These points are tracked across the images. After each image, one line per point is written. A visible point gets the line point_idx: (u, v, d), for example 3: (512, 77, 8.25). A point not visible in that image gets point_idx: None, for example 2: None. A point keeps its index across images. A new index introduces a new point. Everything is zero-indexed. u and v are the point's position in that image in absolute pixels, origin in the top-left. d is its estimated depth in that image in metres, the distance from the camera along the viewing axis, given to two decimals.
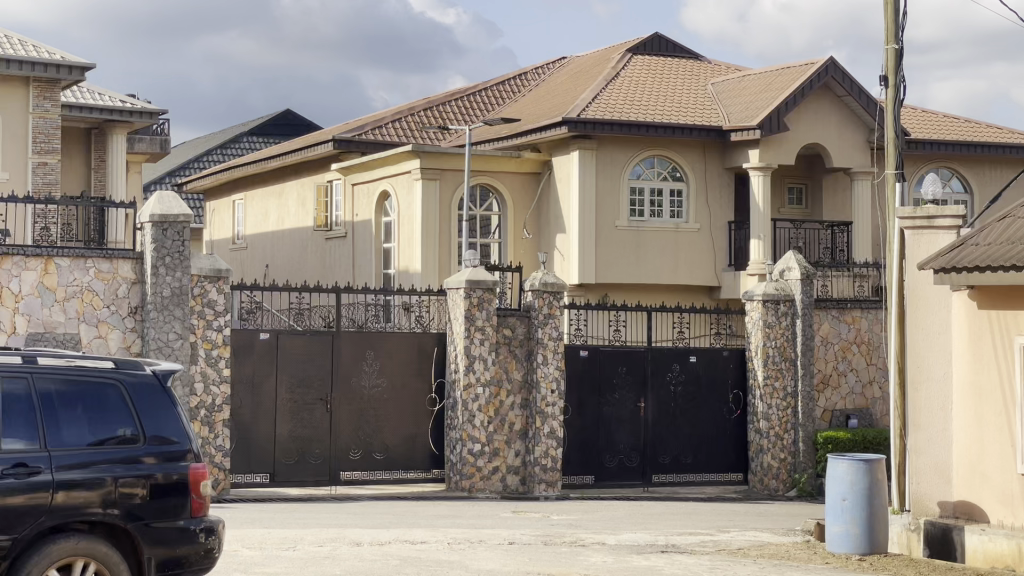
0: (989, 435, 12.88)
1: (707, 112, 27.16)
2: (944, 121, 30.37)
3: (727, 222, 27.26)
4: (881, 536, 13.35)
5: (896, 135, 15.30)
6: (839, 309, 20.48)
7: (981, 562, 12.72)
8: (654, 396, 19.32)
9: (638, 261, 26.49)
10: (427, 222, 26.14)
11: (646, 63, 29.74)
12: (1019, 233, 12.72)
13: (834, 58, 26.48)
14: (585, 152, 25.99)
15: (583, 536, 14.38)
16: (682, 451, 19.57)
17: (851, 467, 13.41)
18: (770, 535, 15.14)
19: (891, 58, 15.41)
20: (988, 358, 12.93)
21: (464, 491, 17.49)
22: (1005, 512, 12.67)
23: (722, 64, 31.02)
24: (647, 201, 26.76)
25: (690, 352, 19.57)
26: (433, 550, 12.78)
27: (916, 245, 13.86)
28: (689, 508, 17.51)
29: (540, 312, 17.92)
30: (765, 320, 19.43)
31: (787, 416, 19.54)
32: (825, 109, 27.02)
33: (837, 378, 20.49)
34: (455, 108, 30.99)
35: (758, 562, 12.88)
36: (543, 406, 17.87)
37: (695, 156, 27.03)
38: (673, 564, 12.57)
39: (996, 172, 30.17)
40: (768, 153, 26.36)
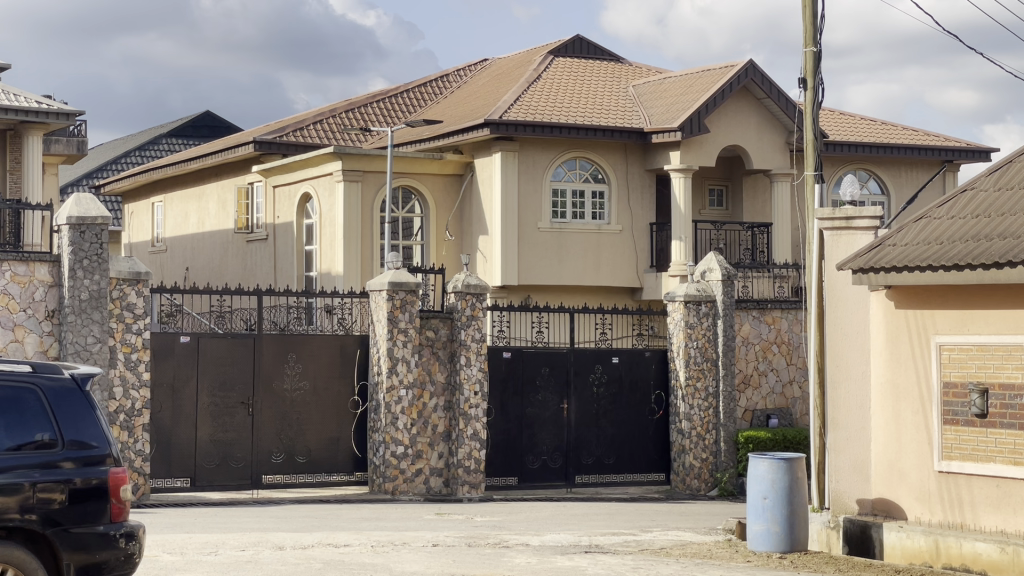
0: (907, 433, 13.08)
1: (629, 114, 27.30)
2: (860, 123, 30.75)
3: (648, 224, 27.43)
4: (800, 533, 13.49)
5: (815, 136, 15.46)
6: (759, 310, 20.69)
7: (899, 559, 12.90)
8: (577, 397, 19.38)
9: (560, 262, 26.56)
10: (350, 225, 26.03)
11: (567, 65, 29.83)
12: (937, 233, 12.91)
13: (754, 60, 26.67)
14: (507, 154, 26.02)
15: (507, 537, 14.40)
16: (605, 451, 19.64)
17: (772, 466, 13.56)
18: (691, 534, 15.27)
19: (809, 61, 15.60)
20: (905, 358, 13.11)
21: (388, 493, 17.43)
22: (922, 509, 12.87)
23: (643, 66, 31.24)
24: (569, 203, 26.84)
25: (613, 353, 19.65)
26: (356, 553, 12.75)
27: (835, 246, 14.08)
28: (612, 509, 17.61)
29: (463, 314, 17.91)
30: (686, 321, 19.54)
31: (708, 416, 19.66)
32: (745, 111, 27.24)
33: (758, 377, 20.66)
34: (377, 110, 30.90)
35: (680, 562, 12.97)
36: (465, 407, 17.86)
37: (616, 157, 27.17)
38: (595, 564, 12.64)
39: (912, 174, 30.63)
40: (689, 154, 26.55)
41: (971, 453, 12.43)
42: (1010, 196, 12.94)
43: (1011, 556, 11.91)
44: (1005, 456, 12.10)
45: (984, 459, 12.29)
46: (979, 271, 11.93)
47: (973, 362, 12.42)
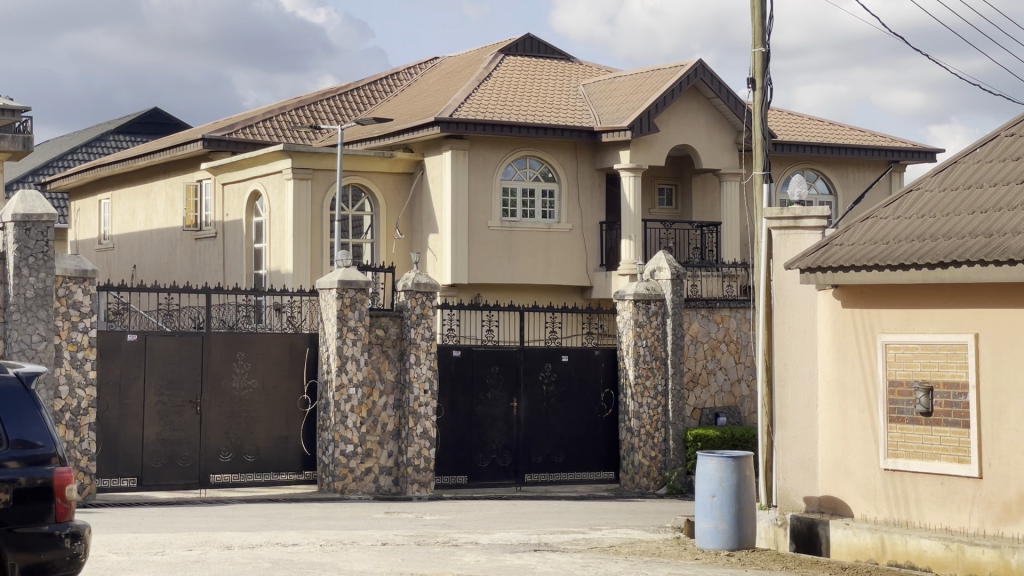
0: (853, 431, 13.18)
1: (579, 113, 27.35)
2: (808, 123, 30.96)
3: (598, 223, 27.50)
4: (748, 531, 13.57)
5: (763, 136, 15.56)
6: (707, 309, 20.79)
7: (845, 555, 12.99)
8: (526, 396, 19.42)
9: (510, 260, 26.57)
10: (299, 223, 25.94)
11: (518, 64, 29.84)
12: (883, 233, 13.03)
13: (703, 60, 26.80)
14: (456, 152, 26.00)
15: (455, 536, 14.39)
16: (554, 450, 19.67)
17: (720, 464, 13.63)
18: (640, 532, 15.34)
19: (757, 62, 15.70)
20: (852, 356, 13.22)
21: (337, 492, 17.37)
22: (868, 506, 12.97)
23: (593, 65, 31.31)
24: (519, 201, 26.86)
25: (562, 351, 19.69)
26: (305, 552, 12.72)
27: (783, 245, 14.18)
28: (561, 507, 17.63)
29: (413, 312, 17.89)
30: (635, 320, 19.56)
31: (657, 414, 19.71)
32: (695, 111, 27.36)
33: (706, 376, 20.76)
34: (326, 108, 30.79)
35: (629, 560, 13.02)
36: (415, 406, 17.81)
37: (567, 156, 27.21)
38: (545, 563, 12.65)
39: (859, 174, 30.88)
40: (639, 154, 26.64)
41: (916, 451, 12.54)
42: (955, 196, 13.06)
43: (955, 553, 12.03)
44: (950, 453, 12.24)
45: (930, 457, 12.42)
46: (924, 271, 12.06)
47: (919, 361, 12.54)
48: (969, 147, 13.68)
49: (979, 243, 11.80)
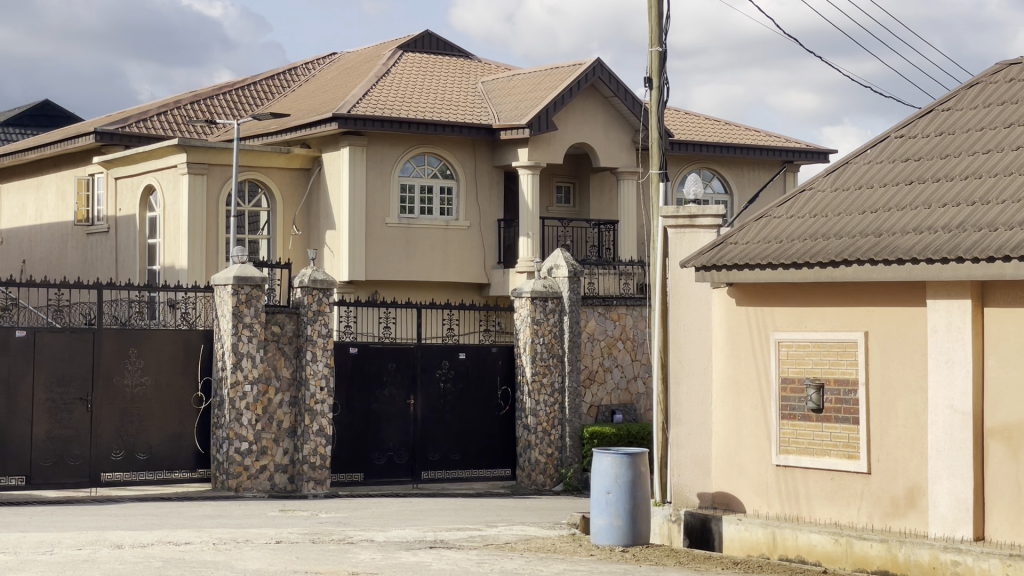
0: (746, 427, 13.35)
1: (477, 110, 27.36)
2: (704, 122, 31.26)
3: (496, 220, 27.54)
4: (642, 527, 13.69)
5: (660, 135, 15.69)
6: (604, 306, 20.93)
7: (737, 551, 13.13)
8: (423, 393, 19.41)
9: (407, 258, 26.51)
10: (194, 219, 25.67)
11: (416, 60, 29.76)
12: (777, 232, 13.20)
13: (601, 59, 26.98)
14: (354, 148, 25.89)
15: (351, 533, 14.33)
16: (451, 447, 19.66)
17: (616, 461, 13.64)
18: (536, 528, 15.39)
19: (654, 61, 15.82)
20: (746, 355, 13.37)
21: (231, 490, 17.22)
22: (760, 502, 13.15)
23: (491, 63, 31.34)
24: (417, 198, 26.78)
25: (459, 348, 19.72)
26: (197, 551, 12.59)
27: (679, 243, 14.29)
28: (458, 503, 17.65)
29: (310, 309, 17.77)
30: (533, 317, 19.56)
31: (554, 411, 19.74)
32: (593, 109, 27.52)
33: (603, 373, 20.89)
34: (222, 103, 30.49)
35: (524, 556, 13.05)
36: (311, 403, 17.69)
37: (465, 154, 27.19)
38: (441, 560, 12.64)
39: (753, 174, 31.25)
40: (537, 152, 26.71)
41: (807, 448, 12.73)
42: (846, 196, 13.26)
43: (844, 547, 12.14)
44: (840, 449, 12.46)
45: (820, 453, 12.62)
46: (816, 270, 12.24)
47: (811, 358, 12.73)
48: (860, 147, 13.90)
49: (868, 243, 12.00)
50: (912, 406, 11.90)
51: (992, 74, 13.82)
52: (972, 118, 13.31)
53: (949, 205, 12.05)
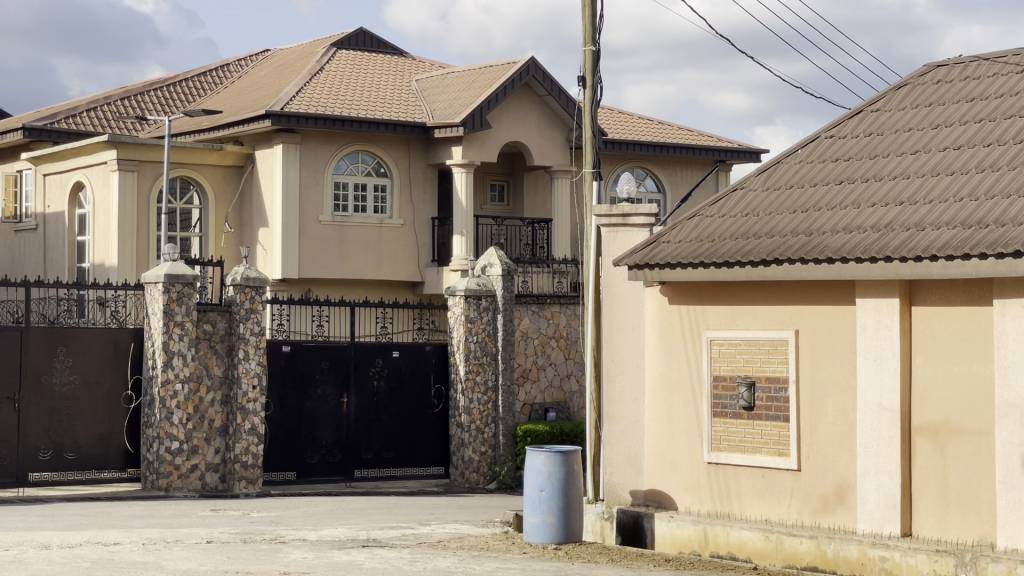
0: (678, 426, 13.43)
1: (411, 108, 27.31)
2: (638, 122, 31.40)
3: (430, 218, 27.52)
4: (575, 525, 13.73)
5: (593, 134, 15.74)
6: (538, 305, 20.96)
7: (669, 548, 13.17)
8: (356, 391, 19.39)
9: (341, 256, 26.41)
10: (125, 217, 25.40)
11: (350, 58, 29.66)
12: (708, 230, 13.29)
13: (535, 58, 27.02)
14: (287, 146, 25.77)
15: (283, 533, 14.27)
16: (384, 445, 19.64)
17: (549, 459, 13.70)
18: (469, 527, 15.38)
19: (588, 60, 15.86)
20: (678, 354, 13.45)
21: (161, 490, 17.06)
22: (692, 499, 13.23)
23: (425, 61, 31.29)
24: (350, 196, 26.68)
25: (392, 346, 19.72)
26: (127, 551, 12.50)
27: (612, 242, 14.34)
28: (390, 502, 17.61)
29: (242, 307, 17.68)
30: (466, 315, 19.57)
31: (487, 409, 19.75)
32: (527, 108, 27.56)
33: (536, 371, 20.93)
34: (153, 99, 30.23)
35: (456, 555, 13.05)
36: (243, 402, 17.59)
37: (399, 152, 27.13)
38: (373, 558, 12.61)
39: (686, 173, 31.43)
40: (471, 150, 26.71)
41: (738, 445, 12.82)
42: (776, 196, 13.37)
43: (774, 544, 12.23)
44: (770, 447, 12.57)
45: (751, 450, 12.72)
46: (746, 269, 12.33)
47: (742, 356, 12.83)
48: (790, 148, 14.03)
49: (798, 242, 12.10)
50: (841, 403, 12.03)
51: (919, 76, 14.00)
52: (899, 119, 13.47)
53: (877, 204, 12.18)
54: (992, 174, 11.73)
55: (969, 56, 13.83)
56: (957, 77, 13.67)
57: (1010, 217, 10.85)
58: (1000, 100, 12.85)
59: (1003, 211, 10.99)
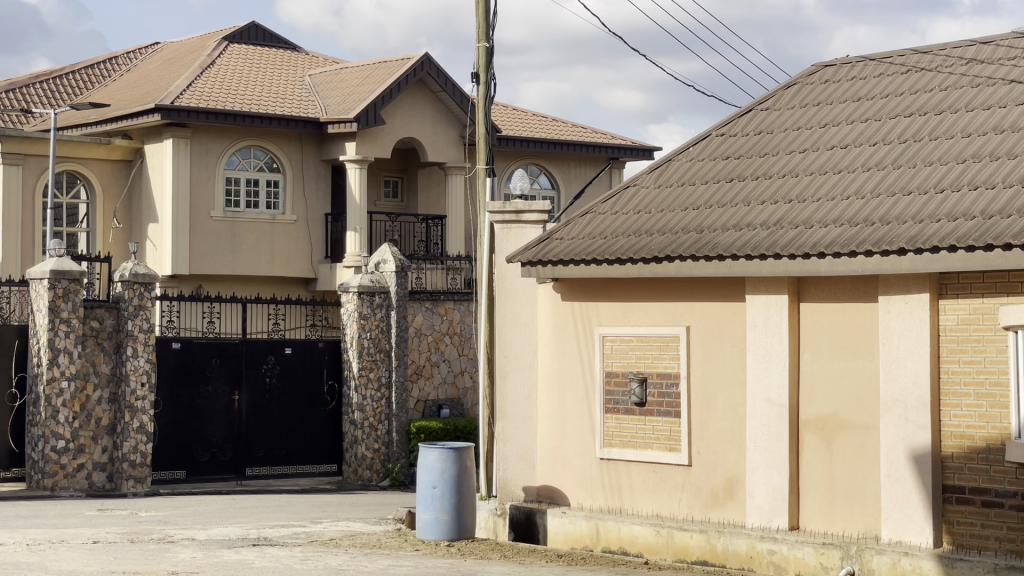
0: (570, 421, 13.49)
1: (304, 104, 27.10)
2: (531, 118, 31.46)
3: (323, 214, 27.35)
4: (467, 521, 13.71)
5: (485, 131, 15.74)
6: (431, 301, 20.91)
7: (561, 543, 13.20)
8: (248, 389, 19.21)
9: (233, 252, 26.14)
10: (9, 211, 24.93)
11: (242, 52, 29.36)
12: (600, 227, 13.35)
13: (429, 54, 26.96)
14: (178, 140, 25.41)
15: (172, 532, 14.08)
16: (275, 444, 19.50)
17: (442, 456, 13.65)
18: (361, 524, 15.30)
19: (481, 57, 15.86)
20: (570, 350, 13.50)
21: (46, 490, 16.73)
22: (584, 495, 13.28)
23: (318, 56, 31.08)
24: (242, 192, 26.41)
25: (284, 343, 19.57)
26: (10, 552, 12.25)
27: (505, 239, 14.35)
28: (280, 500, 17.45)
29: (130, 304, 17.39)
30: (359, 312, 19.47)
31: (380, 406, 19.58)
32: (421, 104, 27.50)
33: (430, 368, 20.90)
34: (40, 92, 29.67)
35: (348, 552, 12.99)
36: (131, 400, 17.35)
37: (292, 148, 26.92)
38: (263, 557, 12.50)
39: (580, 170, 31.56)
40: (365, 146, 26.57)
41: (630, 440, 12.91)
42: (669, 192, 13.47)
43: (665, 538, 12.31)
44: (662, 442, 12.66)
45: (643, 446, 12.80)
46: (639, 265, 12.40)
47: (634, 352, 12.91)
48: (682, 145, 14.14)
49: (690, 239, 12.20)
50: (731, 399, 12.15)
51: (807, 76, 14.19)
52: (788, 118, 13.64)
53: (768, 202, 12.31)
54: (878, 173, 11.90)
55: (855, 57, 14.05)
56: (844, 76, 13.88)
57: (895, 215, 11.02)
58: (885, 100, 13.06)
59: (889, 210, 11.16)
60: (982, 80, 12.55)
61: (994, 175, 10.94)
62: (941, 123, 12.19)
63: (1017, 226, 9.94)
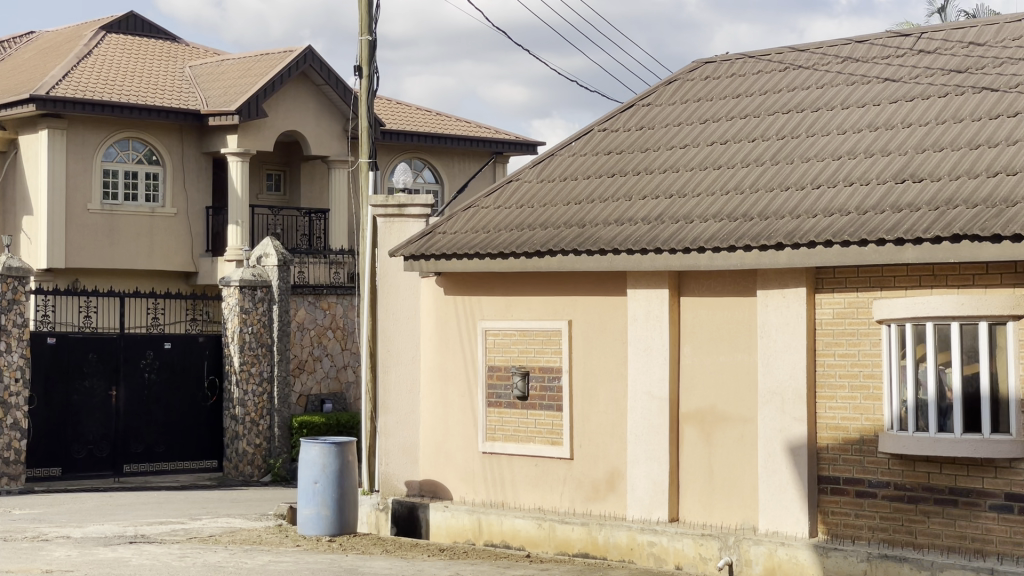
0: (453, 415, 13.48)
1: (184, 95, 26.75)
2: (415, 112, 31.40)
3: (204, 208, 27.03)
4: (349, 517, 13.62)
5: (368, 124, 15.66)
6: (313, 296, 20.79)
7: (443, 537, 13.17)
8: (126, 385, 18.91)
9: (111, 246, 25.74)
10: None
11: (121, 42, 28.88)
12: (484, 222, 13.35)
13: (313, 47, 26.84)
14: (54, 132, 24.90)
15: (46, 530, 13.81)
16: (154, 440, 19.24)
17: (323, 451, 13.54)
18: (241, 520, 15.15)
19: (364, 50, 15.77)
20: (453, 343, 13.49)
21: None
22: (467, 489, 13.29)
23: (199, 47, 30.70)
24: (121, 184, 25.99)
25: (164, 338, 19.34)
26: None
27: (388, 233, 14.30)
28: (160, 497, 17.23)
29: (4, 298, 17.00)
30: (241, 306, 19.21)
31: (262, 401, 19.41)
32: (304, 97, 27.35)
33: (312, 363, 20.76)
34: None
35: (227, 549, 12.85)
36: (5, 396, 16.98)
37: (172, 140, 26.55)
38: (140, 555, 12.31)
39: (464, 164, 31.57)
40: (247, 139, 26.29)
41: (513, 434, 12.95)
42: (552, 186, 13.52)
43: (547, 531, 12.33)
44: (543, 436, 12.72)
45: (525, 440, 12.85)
46: (521, 260, 12.41)
47: (516, 346, 12.95)
48: (564, 140, 14.20)
49: (572, 234, 12.25)
50: (612, 393, 12.24)
51: (688, 72, 14.33)
52: (669, 113, 13.76)
53: (650, 197, 12.40)
54: (758, 169, 12.05)
55: (735, 54, 14.21)
56: (723, 73, 14.04)
57: (773, 211, 11.17)
58: (764, 97, 13.23)
59: (767, 206, 11.31)
60: (858, 78, 12.76)
61: (868, 172, 11.14)
62: (818, 120, 12.38)
63: (890, 223, 10.12)
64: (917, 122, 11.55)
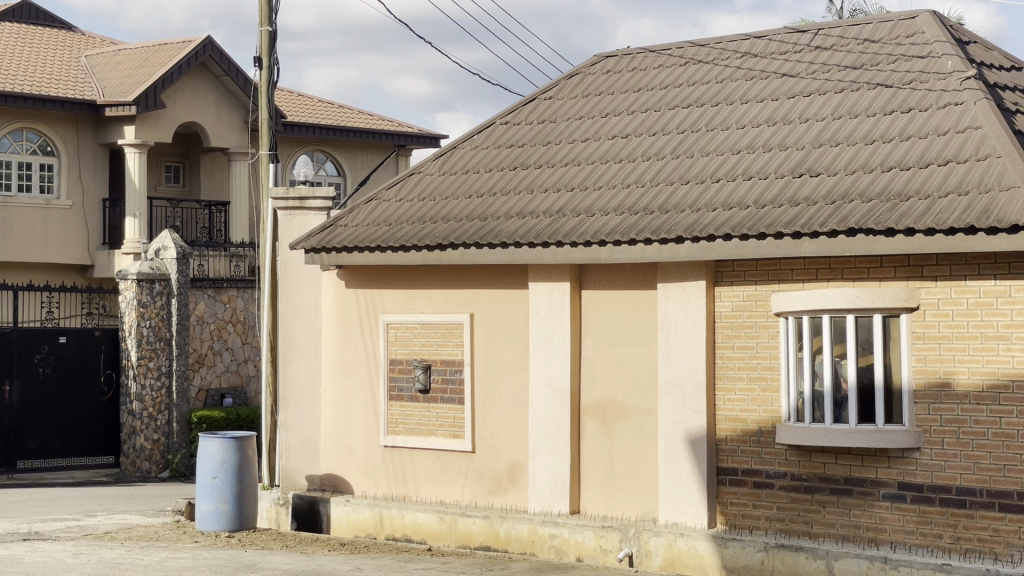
0: (355, 408, 13.40)
1: (80, 85, 26.30)
2: (316, 105, 31.18)
3: (101, 200, 26.60)
4: (248, 513, 13.48)
5: (267, 116, 15.50)
6: (213, 289, 20.55)
7: (344, 531, 13.08)
8: (20, 379, 18.66)
9: (5, 238, 25.28)
10: None
11: (14, 31, 28.33)
12: (385, 215, 13.29)
13: (211, 38, 26.56)
14: None
15: None
16: (49, 434, 18.95)
17: (222, 446, 13.36)
18: (137, 516, 14.94)
19: (263, 41, 15.60)
20: (355, 336, 13.41)
21: None
22: (368, 483, 13.23)
23: (95, 37, 30.21)
24: (14, 175, 25.56)
25: (59, 332, 19.03)
26: None
27: (289, 225, 14.17)
28: (56, 493, 16.96)
29: None
30: (139, 300, 18.95)
31: (160, 396, 19.14)
32: (202, 89, 27.08)
33: (212, 357, 20.56)
34: None
35: (124, 545, 12.67)
36: None
37: (67, 131, 26.09)
38: (33, 552, 12.09)
39: (366, 157, 31.41)
40: (145, 130, 25.92)
41: (414, 428, 12.90)
42: (454, 179, 13.50)
43: (448, 525, 12.30)
44: (445, 429, 12.69)
45: (425, 433, 12.82)
46: (422, 253, 12.37)
47: (418, 340, 12.90)
48: (466, 133, 14.19)
49: (473, 226, 12.23)
50: (514, 386, 12.24)
51: (589, 66, 14.38)
52: (571, 107, 13.80)
53: (551, 190, 12.43)
54: (658, 162, 12.12)
55: (636, 48, 14.28)
56: (625, 67, 14.11)
57: (673, 204, 11.24)
58: (664, 92, 13.32)
59: (666, 199, 11.38)
60: (756, 73, 12.89)
61: (766, 166, 11.25)
62: (717, 115, 12.48)
63: (788, 217, 10.23)
64: (815, 117, 11.68)
